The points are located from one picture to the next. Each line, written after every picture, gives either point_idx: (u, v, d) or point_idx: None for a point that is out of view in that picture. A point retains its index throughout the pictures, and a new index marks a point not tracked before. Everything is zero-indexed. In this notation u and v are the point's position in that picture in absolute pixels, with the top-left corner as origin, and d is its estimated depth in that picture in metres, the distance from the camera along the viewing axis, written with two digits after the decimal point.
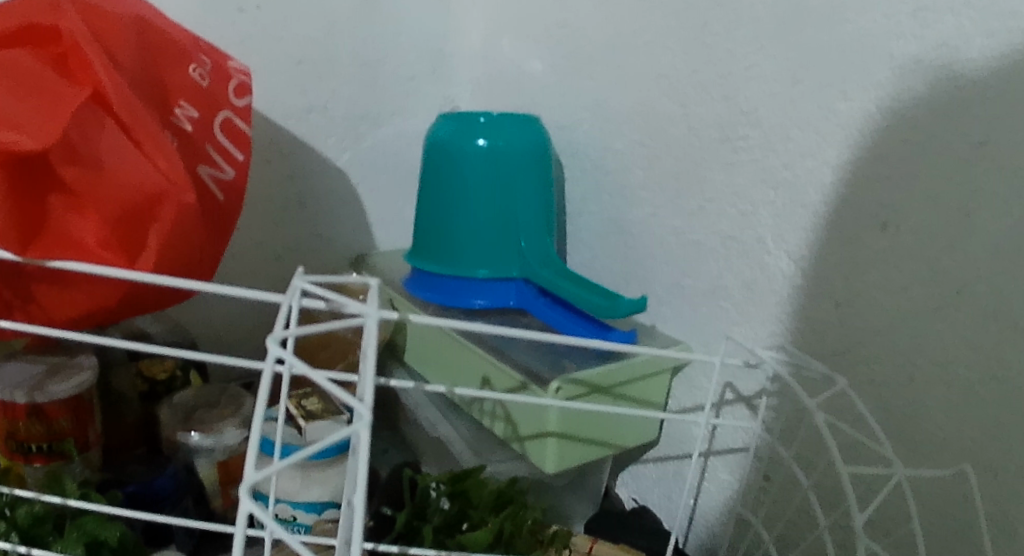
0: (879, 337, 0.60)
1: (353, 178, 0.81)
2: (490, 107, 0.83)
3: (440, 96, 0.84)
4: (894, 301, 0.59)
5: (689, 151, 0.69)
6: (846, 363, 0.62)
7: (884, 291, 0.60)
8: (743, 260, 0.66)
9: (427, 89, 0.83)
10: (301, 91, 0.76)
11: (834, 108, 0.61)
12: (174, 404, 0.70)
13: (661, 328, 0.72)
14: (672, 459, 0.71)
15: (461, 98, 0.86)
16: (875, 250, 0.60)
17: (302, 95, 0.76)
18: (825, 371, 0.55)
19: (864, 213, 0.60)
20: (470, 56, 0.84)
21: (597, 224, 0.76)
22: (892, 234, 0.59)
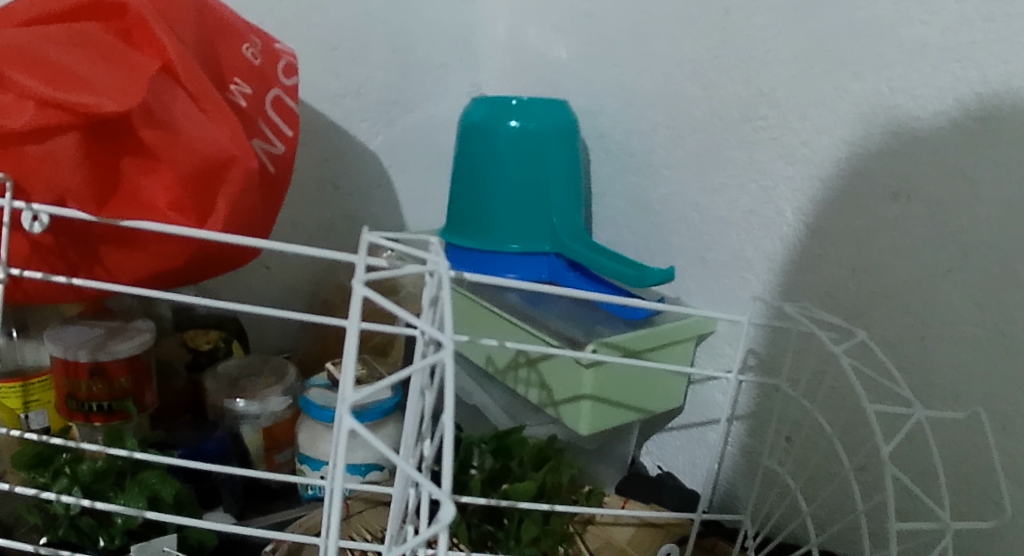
0: (893, 301, 0.64)
1: (385, 161, 0.84)
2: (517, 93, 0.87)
3: (468, 82, 0.89)
4: (908, 265, 0.63)
5: (711, 131, 0.73)
6: (862, 327, 0.66)
7: (898, 257, 0.63)
8: (765, 231, 0.70)
9: (455, 75, 0.87)
10: (336, 76, 0.80)
11: (847, 86, 0.65)
12: (217, 373, 0.73)
13: (685, 300, 0.76)
14: (694, 426, 0.76)
15: (487, 84, 0.90)
16: (888, 220, 0.63)
17: (336, 80, 0.80)
18: (845, 324, 0.58)
19: (878, 184, 0.64)
20: (496, 45, 0.89)
21: (621, 203, 0.81)
22: (904, 204, 0.62)
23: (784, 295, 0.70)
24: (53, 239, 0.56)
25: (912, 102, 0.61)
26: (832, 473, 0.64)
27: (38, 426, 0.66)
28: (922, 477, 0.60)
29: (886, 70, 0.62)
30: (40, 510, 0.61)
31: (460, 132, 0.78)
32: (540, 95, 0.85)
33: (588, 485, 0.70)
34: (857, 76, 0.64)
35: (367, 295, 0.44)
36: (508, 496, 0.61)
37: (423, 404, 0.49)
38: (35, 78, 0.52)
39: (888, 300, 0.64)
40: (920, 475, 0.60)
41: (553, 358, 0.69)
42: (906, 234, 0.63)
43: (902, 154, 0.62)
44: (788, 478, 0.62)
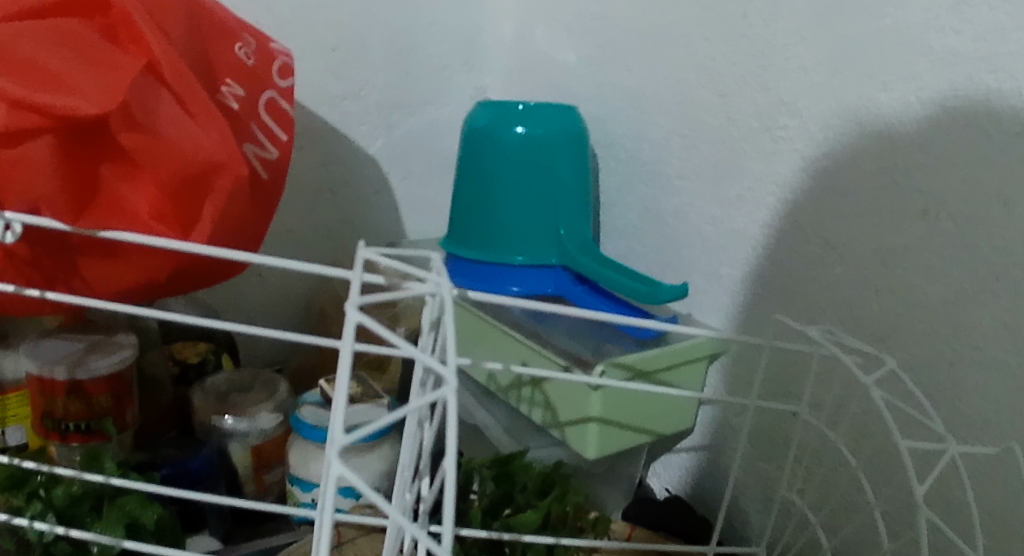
0: (919, 323, 0.60)
1: (385, 167, 0.81)
2: (524, 97, 0.83)
3: (470, 85, 0.85)
4: (935, 286, 0.59)
5: (727, 140, 0.69)
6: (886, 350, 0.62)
7: (924, 277, 0.60)
8: (787, 247, 0.67)
9: (459, 79, 0.84)
10: (335, 78, 0.76)
11: (872, 96, 0.61)
12: (205, 387, 0.69)
13: (697, 317, 0.72)
14: (705, 448, 0.72)
15: (492, 88, 0.86)
16: (915, 238, 0.60)
17: (336, 82, 0.76)
18: (873, 350, 0.55)
19: (908, 199, 0.60)
20: (502, 47, 0.85)
21: (629, 215, 0.77)
22: (932, 221, 0.59)
23: (804, 316, 0.66)
24: (29, 250, 0.53)
25: (942, 115, 0.58)
26: (855, 505, 0.61)
27: (16, 442, 0.62)
28: (951, 513, 0.56)
29: (915, 82, 0.59)
30: (13, 537, 0.57)
31: (463, 138, 0.74)
32: (547, 99, 0.81)
33: (594, 512, 0.66)
34: (884, 85, 0.60)
35: (362, 322, 0.41)
36: (511, 527, 0.58)
37: (422, 436, 0.45)
38: (8, 77, 0.48)
39: (914, 324, 0.60)
40: (951, 511, 0.56)
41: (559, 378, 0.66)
42: (935, 254, 0.59)
43: (932, 167, 0.59)
44: (807, 510, 0.59)
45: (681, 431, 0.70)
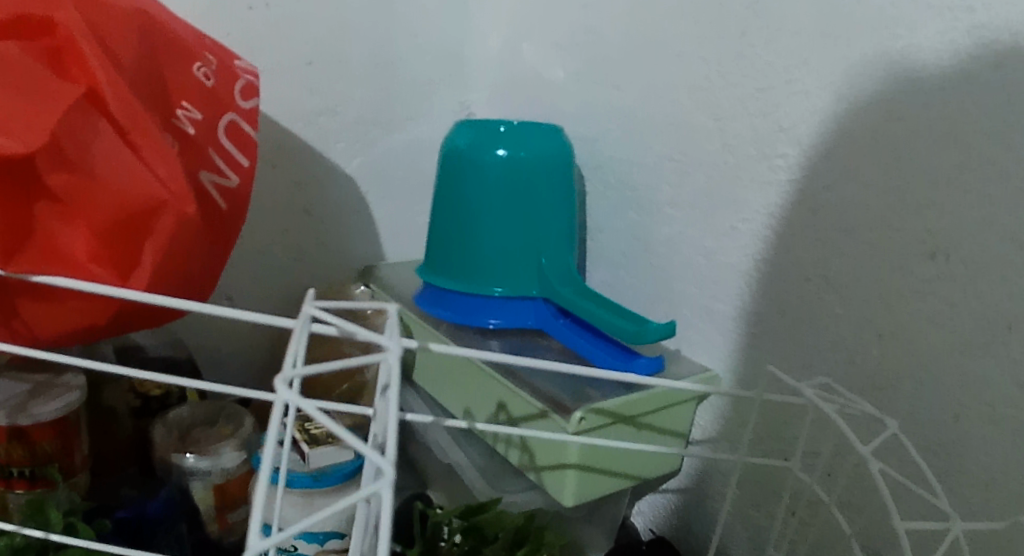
0: (923, 373, 0.56)
1: (362, 186, 0.76)
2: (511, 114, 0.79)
3: (454, 101, 0.80)
4: (943, 334, 0.55)
5: (721, 167, 0.64)
6: (886, 400, 0.58)
7: (930, 324, 0.55)
8: (784, 284, 0.62)
9: (443, 93, 0.79)
10: (311, 93, 0.72)
11: (879, 126, 0.56)
12: (168, 421, 0.66)
13: (686, 354, 0.68)
14: (690, 491, 0.68)
15: (477, 103, 0.82)
16: (922, 282, 0.55)
17: (312, 97, 0.72)
18: (874, 412, 0.50)
19: (915, 239, 0.55)
20: (489, 60, 0.80)
21: (617, 241, 0.72)
22: (942, 264, 0.54)
23: (799, 360, 0.62)
24: None
25: (956, 149, 0.53)
26: None
27: None
28: None
29: (928, 111, 0.54)
30: None
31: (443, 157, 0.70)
32: (535, 117, 0.77)
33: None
34: (893, 114, 0.55)
35: (292, 401, 0.37)
36: None
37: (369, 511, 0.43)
38: None
39: (919, 373, 0.56)
40: None
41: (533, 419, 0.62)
42: (943, 300, 0.54)
43: (944, 206, 0.54)
44: None
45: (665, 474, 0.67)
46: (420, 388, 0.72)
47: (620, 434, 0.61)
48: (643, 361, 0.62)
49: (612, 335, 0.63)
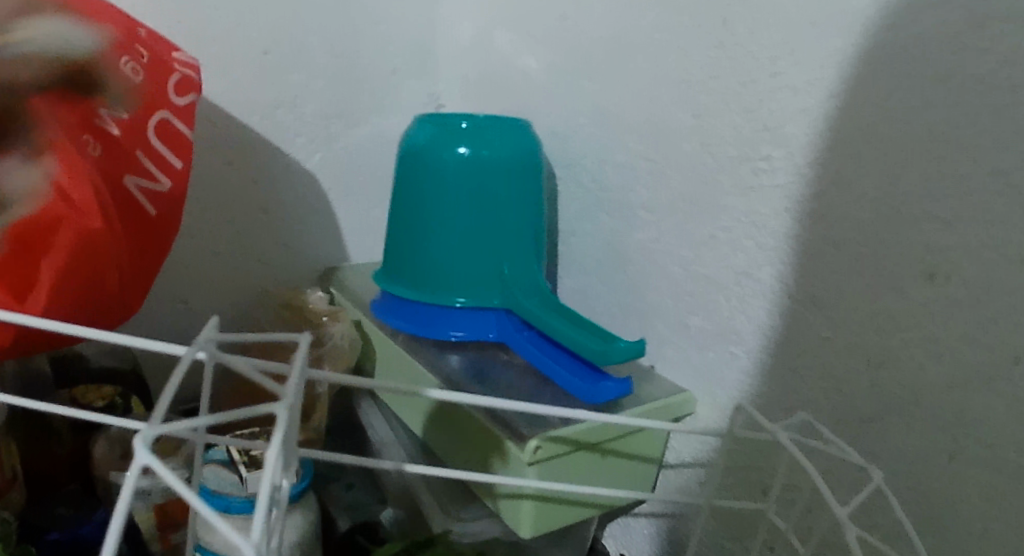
0: (917, 408, 0.48)
1: (322, 181, 0.72)
2: (481, 107, 0.74)
3: (423, 92, 0.76)
4: (940, 366, 0.47)
5: (701, 170, 0.58)
6: (872, 437, 0.51)
7: (924, 353, 0.48)
8: (763, 302, 0.56)
9: (409, 84, 0.74)
10: (270, 85, 0.68)
11: (870, 127, 0.49)
12: (111, 436, 0.62)
13: (660, 371, 0.63)
14: (664, 517, 0.63)
15: (446, 96, 0.77)
16: (917, 306, 0.48)
17: (271, 89, 0.68)
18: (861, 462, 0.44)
19: (907, 259, 0.48)
20: (459, 49, 0.75)
21: (593, 245, 0.66)
22: (941, 287, 0.47)
23: (778, 386, 0.55)
24: None
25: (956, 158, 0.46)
26: None
27: None
28: None
29: (925, 114, 0.47)
30: None
31: (401, 154, 0.65)
32: (507, 110, 0.72)
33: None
34: (886, 115, 0.48)
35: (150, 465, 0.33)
36: None
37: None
38: None
39: (905, 412, 0.49)
40: None
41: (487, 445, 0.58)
42: (936, 330, 0.48)
43: (942, 223, 0.47)
44: None
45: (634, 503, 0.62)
46: (376, 400, 0.68)
47: (580, 465, 0.57)
48: (611, 385, 0.56)
49: (578, 352, 0.58)
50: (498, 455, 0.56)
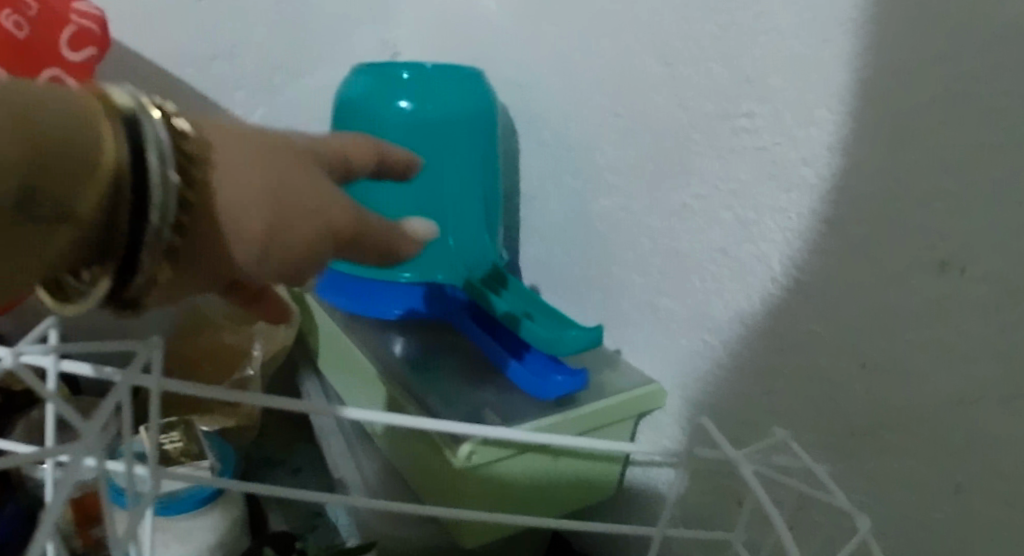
0: (919, 426, 0.39)
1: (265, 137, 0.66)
2: (441, 53, 0.69)
3: (377, 41, 0.73)
4: (948, 381, 0.37)
5: (674, 128, 0.49)
6: (860, 457, 0.41)
7: (930, 365, 0.38)
8: (741, 286, 0.46)
9: (360, 31, 0.72)
10: (203, 35, 0.66)
11: (875, 80, 0.38)
12: (27, 421, 0.56)
13: (626, 355, 0.55)
14: (633, 519, 0.56)
15: (403, 43, 0.73)
16: (926, 305, 0.38)
17: (204, 40, 0.66)
18: (842, 504, 0.35)
19: (916, 244, 0.38)
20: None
21: (555, 210, 0.59)
22: (956, 282, 0.37)
23: (753, 385, 0.47)
24: None
25: (982, 127, 0.35)
26: None
27: None
28: None
29: (943, 62, 0.36)
30: None
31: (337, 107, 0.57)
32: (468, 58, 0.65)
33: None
34: (893, 68, 0.38)
35: None
36: None
37: None
38: None
39: (901, 436, 0.39)
40: None
41: (423, 440, 0.51)
42: (944, 338, 0.37)
43: (962, 200, 0.36)
44: None
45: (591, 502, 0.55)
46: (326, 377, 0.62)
47: (523, 465, 0.49)
48: (562, 379, 0.49)
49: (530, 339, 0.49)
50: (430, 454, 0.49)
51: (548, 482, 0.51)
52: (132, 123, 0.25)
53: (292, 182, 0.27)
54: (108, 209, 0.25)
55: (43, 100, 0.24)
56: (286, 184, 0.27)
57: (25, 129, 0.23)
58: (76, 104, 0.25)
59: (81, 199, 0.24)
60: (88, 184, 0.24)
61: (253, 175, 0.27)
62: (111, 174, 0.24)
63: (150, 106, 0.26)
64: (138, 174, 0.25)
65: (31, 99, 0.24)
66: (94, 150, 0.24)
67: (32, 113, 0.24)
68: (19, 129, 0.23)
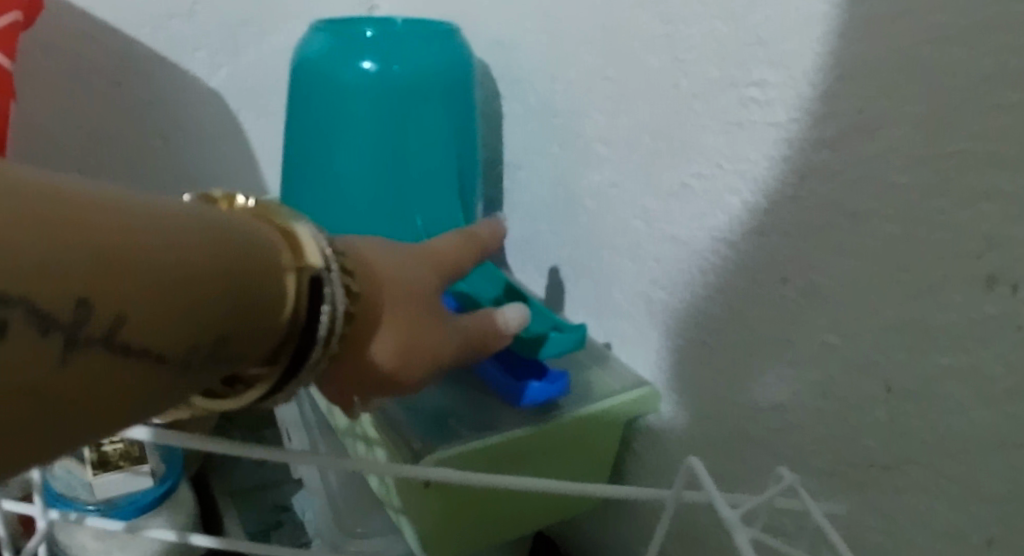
0: (952, 464, 0.33)
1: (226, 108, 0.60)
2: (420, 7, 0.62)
3: None
4: (989, 415, 0.31)
5: (671, 98, 0.42)
6: (880, 493, 0.35)
7: (968, 396, 0.32)
8: (745, 282, 0.40)
9: None
10: None
11: (914, 48, 0.31)
12: None
13: (617, 351, 0.49)
14: (623, 530, 0.51)
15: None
16: (964, 324, 0.32)
17: None
18: None
19: (954, 249, 0.31)
20: None
21: (542, 183, 0.53)
22: (1003, 299, 0.30)
23: (753, 400, 0.41)
24: None
25: None
26: None
27: None
28: None
29: (998, 31, 0.29)
30: None
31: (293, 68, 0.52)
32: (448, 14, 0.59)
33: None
34: (935, 34, 0.31)
35: None
36: None
37: None
38: None
39: (931, 476, 0.34)
40: None
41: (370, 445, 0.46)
42: (985, 364, 0.31)
43: (1015, 202, 0.29)
44: None
45: (574, 510, 0.50)
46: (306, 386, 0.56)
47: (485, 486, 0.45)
48: (535, 385, 0.43)
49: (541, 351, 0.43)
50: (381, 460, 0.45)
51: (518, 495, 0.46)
52: (317, 280, 0.30)
53: (422, 317, 0.36)
54: (275, 347, 0.29)
55: (243, 256, 0.27)
56: (419, 332, 0.35)
57: (228, 270, 0.26)
58: (268, 253, 0.28)
59: (258, 346, 0.28)
60: (262, 335, 0.28)
61: (400, 317, 0.35)
62: (288, 327, 0.29)
63: (331, 261, 0.31)
64: (310, 326, 0.30)
65: (230, 251, 0.27)
66: (278, 307, 0.28)
67: (200, 233, 0.26)
68: (218, 284, 0.26)
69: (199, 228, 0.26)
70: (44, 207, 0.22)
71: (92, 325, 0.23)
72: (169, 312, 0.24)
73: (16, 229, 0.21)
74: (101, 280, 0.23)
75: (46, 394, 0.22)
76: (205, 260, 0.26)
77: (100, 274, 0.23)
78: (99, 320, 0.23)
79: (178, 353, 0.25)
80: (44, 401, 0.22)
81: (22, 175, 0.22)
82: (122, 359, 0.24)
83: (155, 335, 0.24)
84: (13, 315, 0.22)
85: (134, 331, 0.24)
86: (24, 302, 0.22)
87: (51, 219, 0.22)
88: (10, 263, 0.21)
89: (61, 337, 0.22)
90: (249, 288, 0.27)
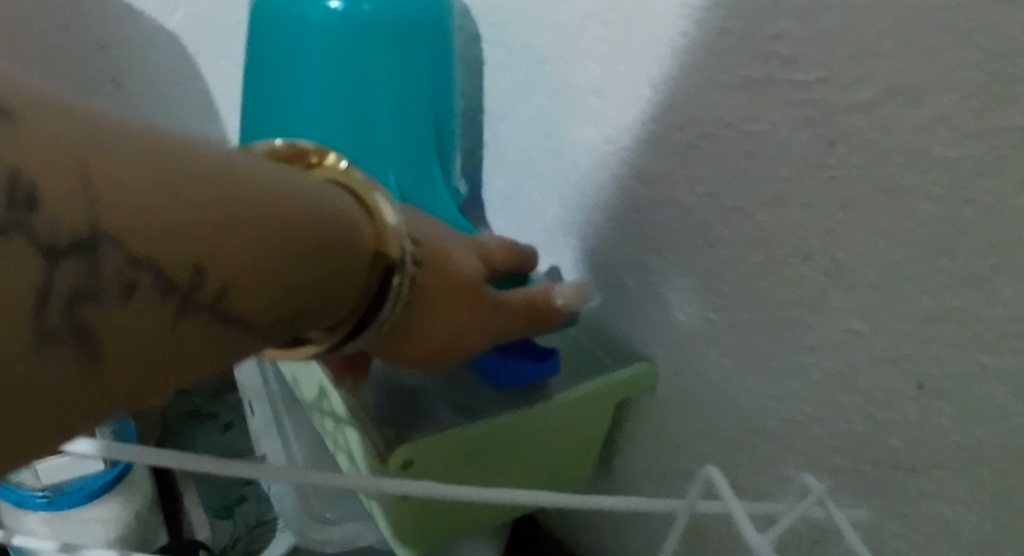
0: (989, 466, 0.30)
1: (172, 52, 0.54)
2: None
3: None
4: None
5: (675, 48, 0.38)
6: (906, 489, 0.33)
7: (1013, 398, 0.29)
8: (756, 259, 0.36)
9: None
10: None
11: (973, 3, 0.27)
12: None
13: (608, 321, 0.46)
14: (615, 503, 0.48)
15: None
16: (1013, 320, 0.28)
17: None
18: None
19: (1006, 237, 0.28)
20: None
21: (528, 135, 0.48)
22: None
23: (762, 384, 0.37)
24: None
25: None
26: None
27: None
28: None
29: None
30: None
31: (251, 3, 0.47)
32: None
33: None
34: None
35: None
36: None
37: None
38: None
39: (964, 478, 0.31)
40: None
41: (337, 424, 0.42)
42: None
43: None
44: None
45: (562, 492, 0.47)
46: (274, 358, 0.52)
47: (471, 475, 0.41)
48: (514, 364, 0.40)
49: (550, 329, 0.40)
50: (350, 443, 0.40)
51: (506, 484, 0.43)
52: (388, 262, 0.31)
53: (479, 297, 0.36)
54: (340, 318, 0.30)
55: (330, 229, 0.28)
56: (468, 321, 0.35)
57: (319, 247, 0.27)
58: (352, 231, 0.29)
59: (328, 317, 0.29)
60: (335, 307, 0.29)
61: (459, 296, 0.35)
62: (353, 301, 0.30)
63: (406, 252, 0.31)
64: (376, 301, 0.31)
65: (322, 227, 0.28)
66: (355, 279, 0.29)
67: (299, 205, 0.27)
68: (310, 258, 0.27)
69: (301, 200, 0.27)
70: (178, 172, 0.23)
71: (202, 291, 0.24)
72: (265, 284, 0.26)
73: (149, 192, 0.22)
74: (212, 246, 0.24)
75: (158, 350, 0.24)
76: (305, 234, 0.27)
77: (216, 241, 0.24)
78: (208, 285, 0.24)
79: (264, 323, 0.26)
80: (155, 358, 0.24)
81: (156, 136, 0.23)
82: (218, 321, 0.25)
83: (250, 303, 0.25)
84: (141, 279, 0.23)
85: (235, 298, 0.25)
86: (152, 265, 0.23)
87: (179, 184, 0.23)
88: (144, 226, 0.23)
89: (175, 299, 0.23)
90: (335, 259, 0.28)
